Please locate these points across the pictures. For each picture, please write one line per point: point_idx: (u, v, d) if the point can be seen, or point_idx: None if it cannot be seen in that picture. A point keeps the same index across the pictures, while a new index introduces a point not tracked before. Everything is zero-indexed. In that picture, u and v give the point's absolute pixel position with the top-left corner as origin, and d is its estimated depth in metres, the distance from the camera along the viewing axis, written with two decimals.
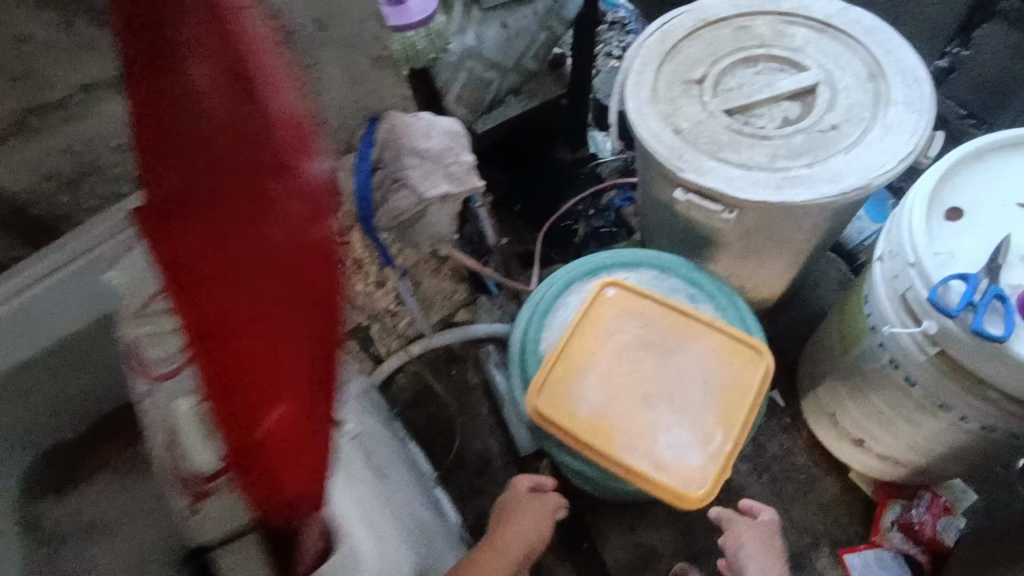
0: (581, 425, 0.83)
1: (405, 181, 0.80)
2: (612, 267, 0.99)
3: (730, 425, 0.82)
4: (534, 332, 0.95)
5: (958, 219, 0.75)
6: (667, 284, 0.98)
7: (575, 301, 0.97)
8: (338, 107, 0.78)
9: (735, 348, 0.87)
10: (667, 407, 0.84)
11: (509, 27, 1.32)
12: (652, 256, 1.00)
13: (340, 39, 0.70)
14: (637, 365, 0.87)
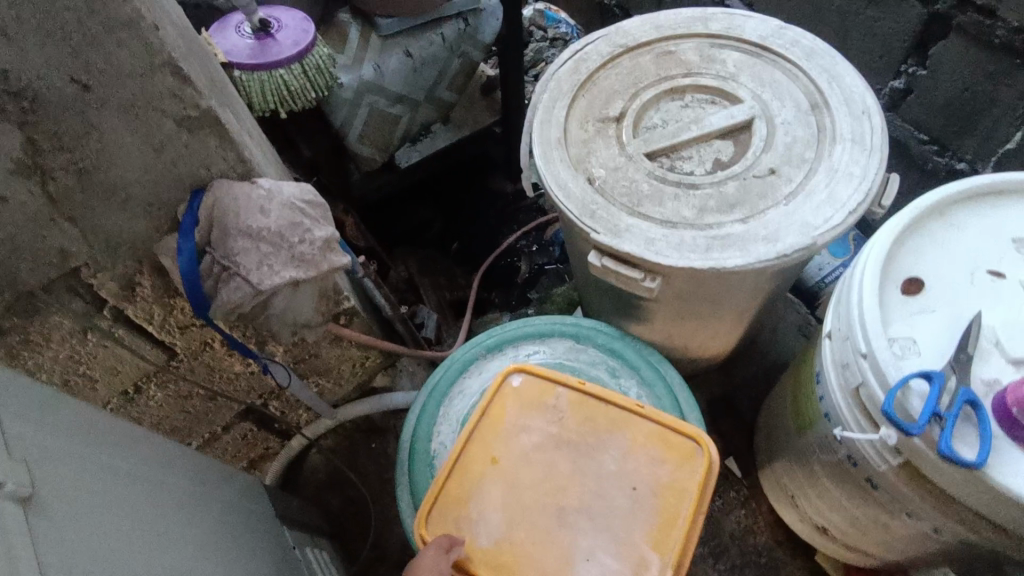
0: (477, 562, 0.62)
1: (235, 268, 0.63)
2: (519, 340, 0.92)
3: (666, 545, 0.61)
4: (427, 426, 0.86)
5: (917, 294, 0.61)
6: (583, 357, 0.90)
7: (476, 386, 0.88)
8: (143, 180, 0.61)
9: (668, 440, 0.67)
10: (585, 525, 0.62)
11: (414, 56, 1.16)
12: (566, 326, 0.92)
13: (119, 101, 0.54)
14: (549, 473, 0.66)
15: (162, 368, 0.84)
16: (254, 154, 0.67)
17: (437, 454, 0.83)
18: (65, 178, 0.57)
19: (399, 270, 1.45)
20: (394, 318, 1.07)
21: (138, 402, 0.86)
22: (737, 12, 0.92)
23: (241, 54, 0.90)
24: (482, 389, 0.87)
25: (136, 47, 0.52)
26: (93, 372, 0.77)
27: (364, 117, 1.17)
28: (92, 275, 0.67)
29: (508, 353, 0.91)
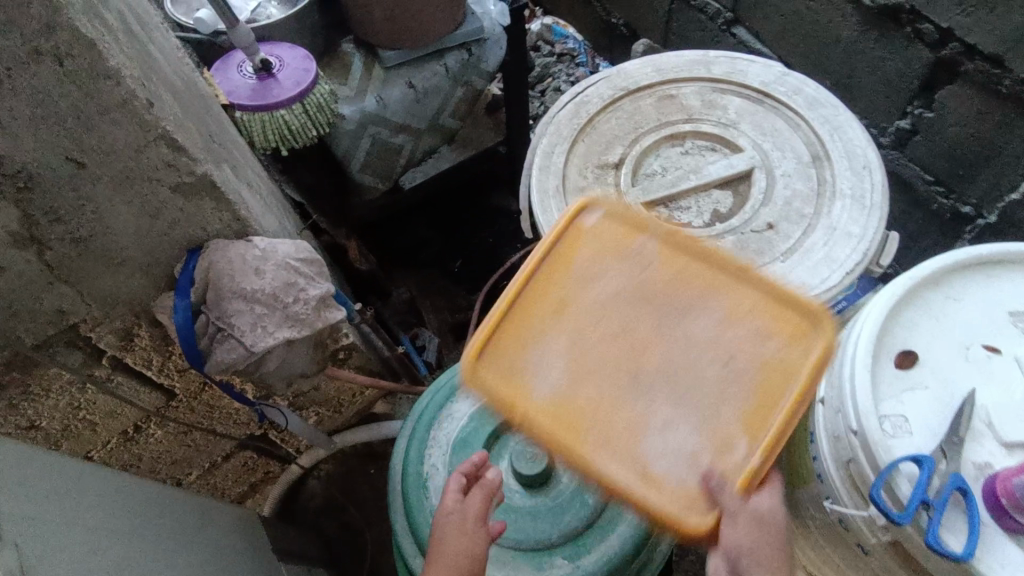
0: (535, 414, 0.56)
1: (229, 330, 0.64)
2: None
3: (758, 429, 0.53)
4: (416, 451, 0.81)
5: (911, 368, 0.61)
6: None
7: (465, 409, 0.83)
8: (139, 243, 0.62)
9: (778, 314, 0.57)
10: (663, 396, 0.56)
11: (417, 87, 1.17)
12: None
13: (113, 175, 0.55)
14: (625, 329, 0.58)
15: (159, 409, 0.85)
16: (250, 212, 0.67)
17: (429, 478, 0.78)
18: (62, 247, 0.58)
19: (400, 293, 1.45)
20: (390, 357, 1.08)
21: (137, 441, 0.87)
22: (739, 57, 0.91)
23: (242, 95, 0.91)
24: (471, 412, 0.82)
25: (129, 126, 0.53)
26: (93, 416, 0.78)
27: (366, 148, 1.18)
28: (90, 329, 0.68)
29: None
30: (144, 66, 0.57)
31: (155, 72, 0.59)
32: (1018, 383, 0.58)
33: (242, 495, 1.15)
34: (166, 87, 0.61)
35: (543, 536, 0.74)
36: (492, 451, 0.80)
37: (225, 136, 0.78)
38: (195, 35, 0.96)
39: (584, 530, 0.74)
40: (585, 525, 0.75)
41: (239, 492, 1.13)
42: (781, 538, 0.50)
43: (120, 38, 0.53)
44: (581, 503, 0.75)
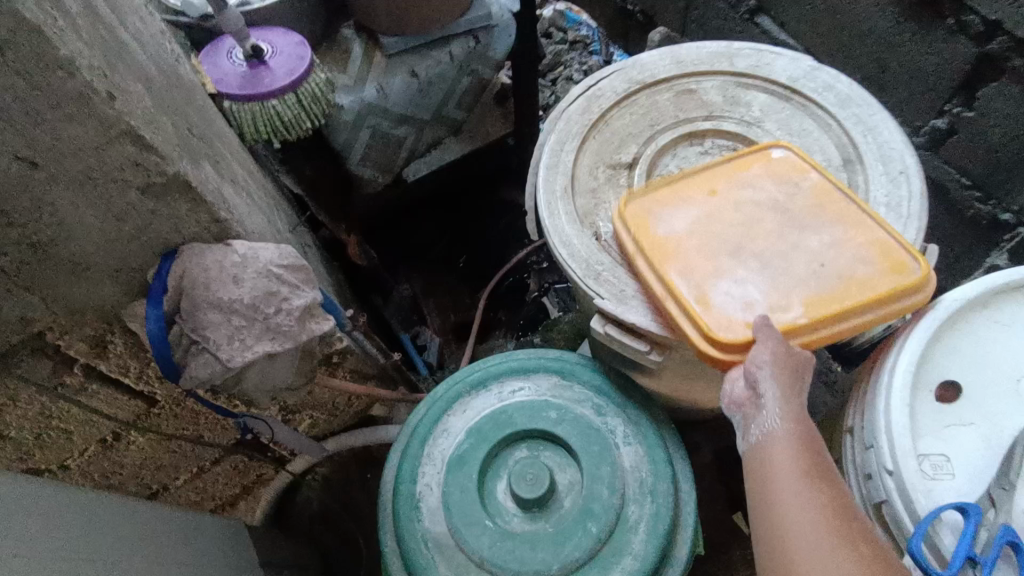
0: (648, 236, 0.68)
1: (204, 343, 0.59)
2: (504, 376, 0.81)
3: (817, 310, 0.61)
4: (410, 467, 0.76)
5: (953, 402, 0.55)
6: (572, 395, 0.79)
7: (461, 426, 0.78)
8: (104, 248, 0.57)
9: (890, 252, 0.63)
10: (752, 263, 0.64)
11: (421, 76, 1.11)
12: (548, 359, 0.82)
13: (73, 175, 0.50)
14: (752, 220, 0.67)
15: (138, 417, 0.79)
16: (231, 213, 0.62)
17: (422, 499, 0.74)
18: (18, 251, 0.53)
19: (401, 290, 1.40)
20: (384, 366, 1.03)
21: (117, 449, 0.80)
22: (765, 49, 0.84)
23: (230, 83, 0.85)
24: (467, 428, 0.77)
25: (89, 122, 0.48)
26: (67, 426, 0.72)
27: (366, 139, 1.12)
28: (58, 337, 0.64)
29: (493, 391, 0.80)
30: (110, 53, 0.51)
31: (124, 60, 0.54)
32: None
33: (234, 497, 1.08)
34: (137, 76, 0.56)
35: (541, 566, 0.68)
36: (489, 472, 0.75)
37: (207, 128, 0.72)
38: (184, 18, 0.90)
39: (586, 560, 0.68)
40: (588, 555, 0.68)
41: (229, 495, 1.06)
42: (797, 362, 0.57)
43: (81, 23, 0.48)
44: (583, 531, 0.69)
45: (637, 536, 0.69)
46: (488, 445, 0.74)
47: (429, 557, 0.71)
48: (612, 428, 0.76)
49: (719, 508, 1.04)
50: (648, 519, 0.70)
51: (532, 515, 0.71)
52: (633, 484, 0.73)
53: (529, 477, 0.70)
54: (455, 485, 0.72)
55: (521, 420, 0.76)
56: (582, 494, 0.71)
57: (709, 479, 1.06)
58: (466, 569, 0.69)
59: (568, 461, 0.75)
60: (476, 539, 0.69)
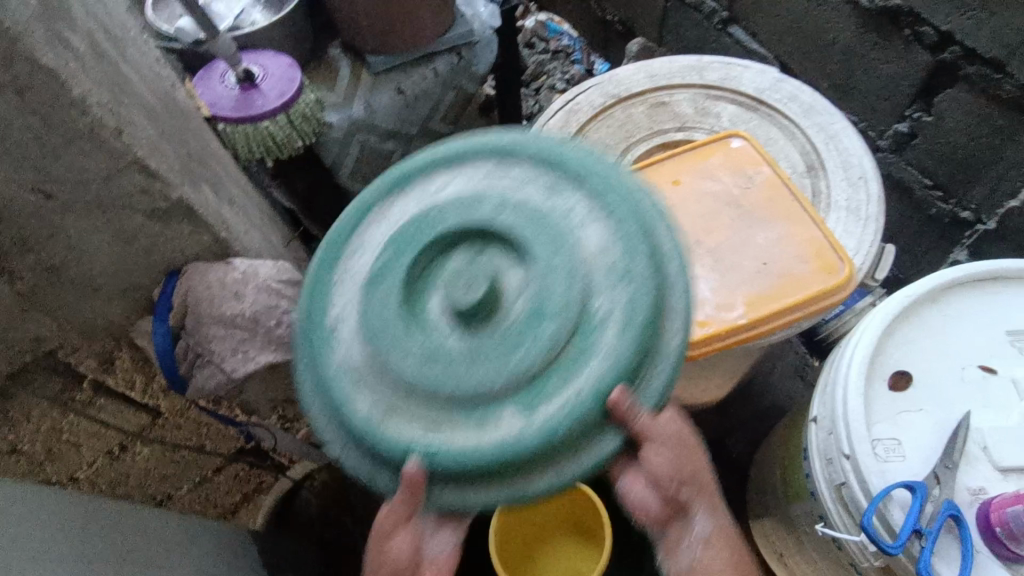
0: None
1: (209, 355, 0.63)
2: (429, 170, 0.57)
3: (757, 307, 0.67)
4: (316, 296, 0.55)
5: (906, 390, 0.60)
6: (515, 181, 0.53)
7: (382, 239, 0.56)
8: (115, 269, 0.61)
9: (823, 251, 0.69)
10: (705, 261, 0.71)
11: (407, 92, 1.16)
12: (488, 140, 0.56)
13: (84, 203, 0.54)
14: (708, 215, 0.73)
15: (144, 428, 0.83)
16: (230, 232, 0.65)
17: (335, 330, 0.53)
18: (33, 276, 0.57)
19: None
20: None
21: (123, 460, 0.82)
22: (733, 62, 0.90)
23: (224, 106, 0.89)
24: (386, 239, 0.54)
25: (98, 153, 0.52)
26: (76, 438, 0.73)
27: (355, 155, 1.16)
28: (69, 354, 0.71)
29: (417, 192, 0.56)
30: (115, 88, 0.55)
31: (127, 93, 0.58)
32: (1013, 405, 0.58)
33: (235, 505, 1.09)
34: (141, 109, 0.60)
35: (477, 385, 0.47)
36: (418, 286, 0.52)
37: (205, 152, 0.76)
38: (177, 45, 0.94)
39: (540, 372, 0.47)
40: (539, 363, 0.47)
41: (231, 502, 1.08)
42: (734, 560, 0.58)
43: (89, 64, 0.52)
44: (530, 339, 0.47)
45: (608, 333, 0.46)
46: (410, 249, 0.52)
47: (348, 393, 0.50)
48: (568, 207, 0.51)
49: None
50: (619, 311, 0.47)
51: (475, 330, 0.49)
52: (600, 270, 0.48)
53: (463, 283, 0.50)
54: (373, 305, 0.51)
55: (450, 216, 0.52)
56: (530, 291, 0.49)
57: None
58: (388, 401, 0.50)
59: (519, 257, 0.50)
60: (399, 362, 0.49)
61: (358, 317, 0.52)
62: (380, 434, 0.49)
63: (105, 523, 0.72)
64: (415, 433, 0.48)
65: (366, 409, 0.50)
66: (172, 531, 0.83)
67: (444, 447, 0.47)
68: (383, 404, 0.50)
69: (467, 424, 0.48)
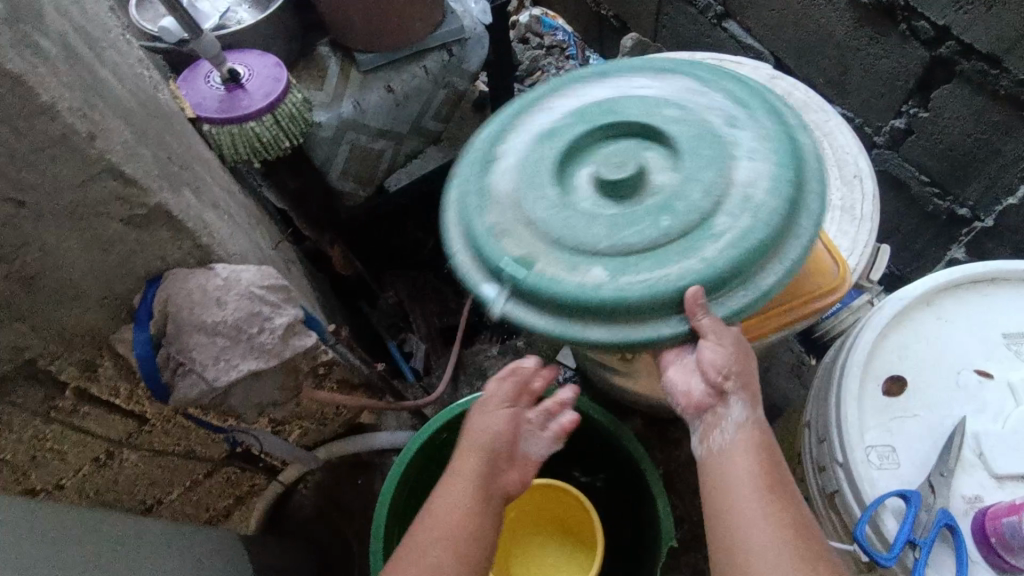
0: None
1: (190, 364, 0.62)
2: (635, 74, 0.66)
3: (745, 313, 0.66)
4: (494, 129, 0.64)
5: (900, 395, 0.59)
6: (706, 101, 0.61)
7: (567, 108, 0.64)
8: (94, 277, 0.59)
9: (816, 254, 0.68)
10: None
11: (396, 90, 1.14)
12: (726, 73, 0.64)
13: (58, 211, 0.53)
14: None
15: (130, 435, 0.81)
16: (212, 236, 0.65)
17: (499, 159, 0.61)
18: (9, 286, 0.55)
19: (386, 297, 1.40)
20: (370, 376, 1.05)
21: (111, 466, 0.81)
22: (728, 59, 0.88)
23: (208, 107, 0.87)
24: (570, 110, 0.63)
25: (70, 159, 0.50)
26: (60, 446, 0.73)
27: (345, 154, 1.15)
28: (48, 363, 0.68)
29: (613, 83, 0.66)
30: (88, 92, 0.53)
31: (103, 96, 0.56)
32: (1011, 409, 0.56)
33: (228, 508, 1.09)
34: (118, 112, 0.59)
35: (589, 238, 0.53)
36: (582, 150, 0.60)
37: (188, 155, 0.75)
38: (161, 44, 0.93)
39: (645, 249, 0.52)
40: (648, 242, 0.52)
41: (223, 506, 1.08)
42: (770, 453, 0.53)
43: (61, 67, 0.50)
44: (653, 221, 0.53)
45: (714, 245, 0.51)
46: (588, 121, 0.60)
47: (482, 205, 0.59)
48: (735, 138, 0.57)
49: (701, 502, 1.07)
50: (735, 233, 0.52)
51: (609, 201, 0.55)
52: (737, 194, 0.53)
53: (615, 161, 0.57)
54: (539, 151, 0.60)
55: (632, 110, 0.60)
56: (668, 185, 0.55)
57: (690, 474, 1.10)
58: (510, 223, 0.57)
59: (671, 157, 0.57)
60: (537, 198, 0.56)
61: (519, 155, 0.61)
62: (491, 242, 0.56)
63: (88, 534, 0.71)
64: (519, 253, 0.55)
65: (491, 222, 0.57)
66: (160, 538, 0.82)
67: (540, 270, 0.53)
68: (502, 222, 0.57)
69: (562, 263, 0.53)
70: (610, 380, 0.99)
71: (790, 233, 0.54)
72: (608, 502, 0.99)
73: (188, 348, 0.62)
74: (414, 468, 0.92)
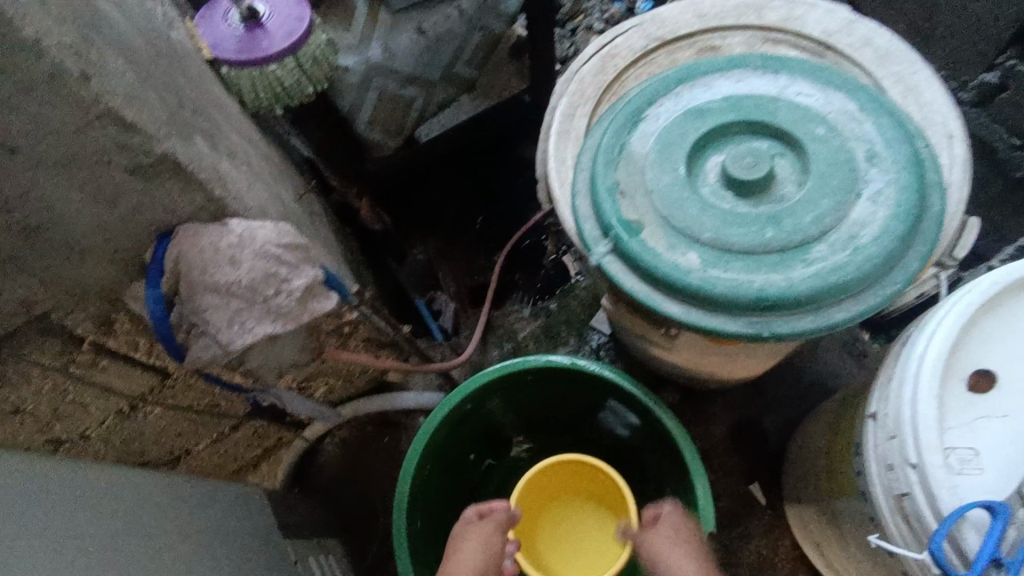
0: None
1: (203, 326, 0.59)
2: (804, 76, 0.70)
3: None
4: (652, 90, 0.72)
5: (987, 393, 0.52)
6: (857, 127, 0.66)
7: (724, 91, 0.71)
8: (98, 230, 0.55)
9: None
10: None
11: (428, 32, 1.10)
12: (885, 103, 0.67)
13: (55, 161, 0.48)
14: None
15: (152, 390, 0.79)
16: (226, 188, 0.60)
17: (645, 121, 0.70)
18: (7, 237, 0.51)
19: (415, 255, 1.34)
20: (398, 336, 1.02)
21: (134, 419, 0.80)
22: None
23: (228, 47, 0.81)
24: (728, 95, 0.70)
25: (63, 105, 0.45)
26: (83, 399, 0.71)
27: (374, 100, 1.10)
28: (63, 317, 0.64)
29: (779, 80, 0.71)
30: (84, 27, 0.48)
31: (102, 32, 0.51)
32: None
33: (255, 458, 1.08)
34: (120, 50, 0.53)
35: (694, 224, 0.63)
36: (716, 141, 0.68)
37: (203, 100, 0.69)
38: None
39: (741, 252, 0.61)
40: (747, 247, 0.61)
41: (250, 457, 1.07)
42: None
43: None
44: (758, 229, 0.62)
45: (803, 268, 0.59)
46: (734, 118, 0.68)
47: (613, 162, 0.68)
48: (867, 176, 0.63)
49: (737, 479, 1.04)
50: (829, 264, 0.59)
51: (727, 198, 0.65)
52: (844, 230, 0.61)
53: (748, 162, 0.64)
54: (679, 131, 0.68)
55: (783, 118, 0.67)
56: (785, 203, 0.63)
57: (726, 448, 1.06)
58: (634, 187, 0.67)
59: (797, 178, 0.65)
60: (664, 172, 0.66)
61: (662, 129, 0.69)
62: (612, 198, 0.66)
63: (117, 487, 0.70)
64: (631, 216, 0.65)
65: (616, 179, 0.67)
66: (187, 492, 0.82)
67: (644, 237, 0.64)
68: (625, 184, 0.67)
69: (663, 239, 0.63)
70: (647, 351, 0.93)
71: (882, 278, 0.60)
72: (641, 478, 0.96)
73: (202, 311, 0.58)
74: (441, 437, 0.88)
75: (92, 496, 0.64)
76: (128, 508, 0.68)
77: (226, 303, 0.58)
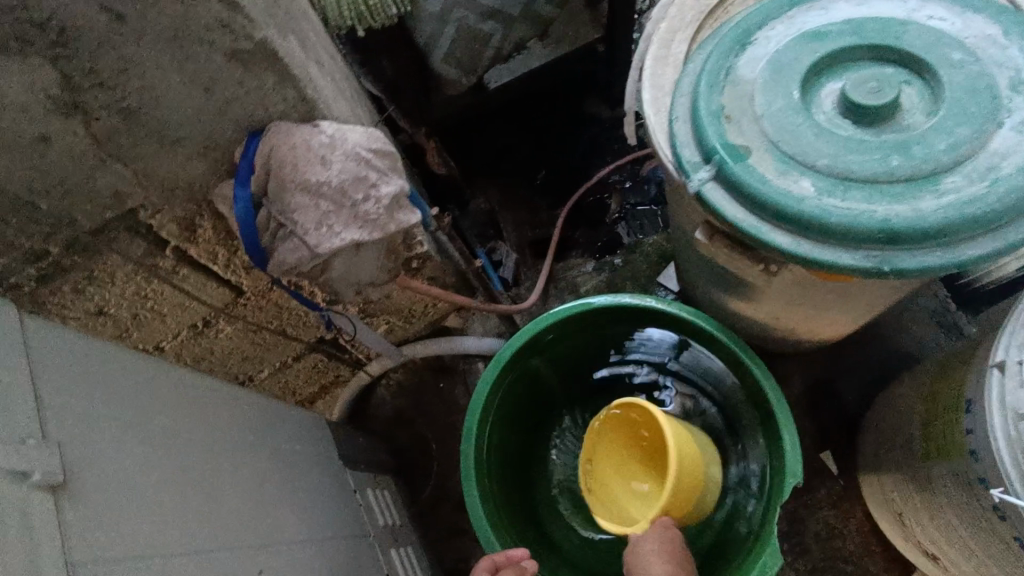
0: None
1: (293, 227, 0.58)
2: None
3: None
4: (763, 12, 0.66)
5: None
6: (1001, 53, 0.59)
7: (844, 13, 0.65)
8: (192, 121, 0.54)
9: None
10: None
11: None
12: None
13: (157, 36, 0.47)
14: None
15: (227, 305, 0.78)
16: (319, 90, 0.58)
17: (755, 44, 0.65)
18: (107, 117, 0.51)
19: (479, 203, 1.31)
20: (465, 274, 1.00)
21: (207, 335, 0.81)
22: None
23: None
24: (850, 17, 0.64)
25: None
26: (160, 308, 0.72)
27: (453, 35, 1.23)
28: (150, 216, 0.62)
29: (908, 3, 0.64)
30: None
31: None
32: None
33: (313, 395, 1.11)
34: None
35: (809, 151, 0.58)
36: (834, 66, 0.63)
37: (294, 7, 0.68)
38: None
39: (862, 180, 0.56)
40: (869, 176, 0.56)
41: (309, 393, 1.09)
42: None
43: None
44: (882, 157, 0.56)
45: (933, 199, 0.54)
46: (855, 42, 0.62)
47: (718, 86, 0.63)
48: (1010, 105, 0.56)
49: (808, 445, 1.00)
50: (963, 195, 0.54)
51: (846, 126, 0.59)
52: (982, 160, 0.55)
53: (872, 87, 0.59)
54: (794, 54, 0.62)
55: (913, 43, 0.61)
56: (913, 131, 0.57)
57: (798, 413, 1.02)
58: (742, 112, 0.62)
59: (926, 106, 0.59)
60: (777, 96, 0.61)
61: (773, 52, 0.63)
62: (717, 123, 0.62)
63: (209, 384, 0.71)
64: (738, 142, 0.60)
65: (722, 103, 0.62)
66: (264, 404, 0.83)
67: (753, 164, 0.59)
68: (733, 108, 0.62)
69: (773, 166, 0.59)
70: (726, 304, 0.89)
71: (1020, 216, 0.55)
72: None
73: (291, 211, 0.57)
74: (511, 375, 0.86)
75: (183, 390, 0.65)
76: (213, 406, 0.69)
77: (315, 204, 0.57)
